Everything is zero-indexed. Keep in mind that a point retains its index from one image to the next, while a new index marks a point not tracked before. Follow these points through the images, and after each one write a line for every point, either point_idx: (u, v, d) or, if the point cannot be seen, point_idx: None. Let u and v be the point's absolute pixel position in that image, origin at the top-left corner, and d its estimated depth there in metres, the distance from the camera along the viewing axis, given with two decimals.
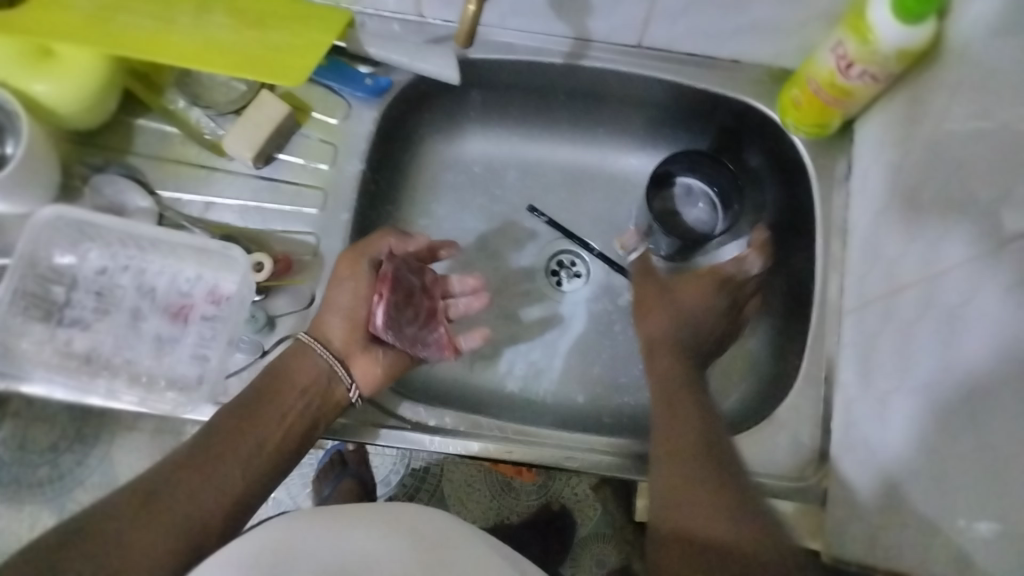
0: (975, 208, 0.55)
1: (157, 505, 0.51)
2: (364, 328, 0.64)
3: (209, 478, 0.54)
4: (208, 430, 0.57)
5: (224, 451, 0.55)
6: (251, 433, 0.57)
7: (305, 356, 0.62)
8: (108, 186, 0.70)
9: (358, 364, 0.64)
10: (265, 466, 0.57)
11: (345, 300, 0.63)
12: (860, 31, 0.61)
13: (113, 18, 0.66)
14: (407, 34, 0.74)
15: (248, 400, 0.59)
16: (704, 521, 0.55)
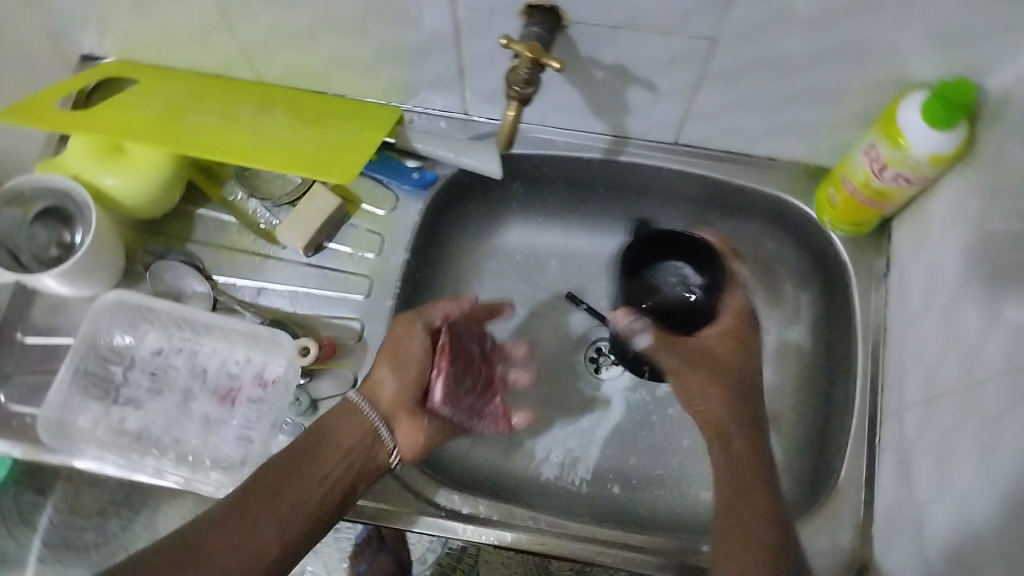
0: (1008, 316, 0.55)
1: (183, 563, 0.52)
2: (413, 395, 0.65)
3: (245, 539, 0.55)
4: (249, 484, 0.57)
5: (256, 510, 0.56)
6: (288, 491, 0.57)
7: (355, 412, 0.63)
8: (167, 272, 0.74)
9: (403, 426, 0.65)
10: (298, 526, 0.57)
11: (401, 362, 0.65)
12: (891, 135, 0.62)
13: (180, 117, 0.71)
14: (452, 130, 0.78)
15: (293, 454, 0.59)
16: None
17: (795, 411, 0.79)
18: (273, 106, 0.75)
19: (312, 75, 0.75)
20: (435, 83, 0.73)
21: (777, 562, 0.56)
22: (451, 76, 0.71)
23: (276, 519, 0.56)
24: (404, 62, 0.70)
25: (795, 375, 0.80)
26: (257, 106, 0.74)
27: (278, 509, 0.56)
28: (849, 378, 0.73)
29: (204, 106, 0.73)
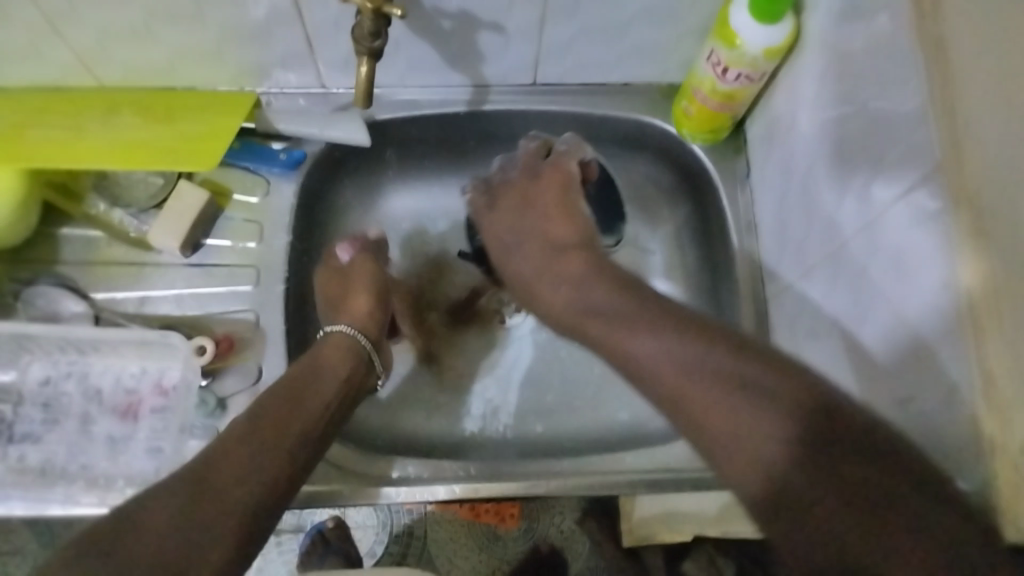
0: (855, 185, 0.60)
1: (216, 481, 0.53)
2: (382, 320, 0.74)
3: (255, 456, 0.55)
4: (256, 411, 0.59)
5: (271, 428, 0.58)
6: (297, 412, 0.60)
7: (344, 339, 0.69)
8: (40, 297, 0.71)
9: (384, 351, 0.74)
10: (307, 442, 0.59)
11: (369, 296, 0.73)
12: (726, 38, 0.66)
13: (24, 134, 0.69)
14: (313, 106, 0.77)
15: (289, 386, 0.61)
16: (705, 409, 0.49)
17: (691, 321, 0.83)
18: (121, 108, 0.72)
19: (156, 71, 0.72)
20: (285, 61, 0.72)
21: (677, 353, 0.52)
22: (301, 51, 0.71)
23: (291, 433, 0.58)
24: (249, 43, 0.69)
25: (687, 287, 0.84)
26: (103, 111, 0.72)
27: (290, 424, 0.59)
28: (734, 277, 0.78)
29: (47, 119, 0.70)
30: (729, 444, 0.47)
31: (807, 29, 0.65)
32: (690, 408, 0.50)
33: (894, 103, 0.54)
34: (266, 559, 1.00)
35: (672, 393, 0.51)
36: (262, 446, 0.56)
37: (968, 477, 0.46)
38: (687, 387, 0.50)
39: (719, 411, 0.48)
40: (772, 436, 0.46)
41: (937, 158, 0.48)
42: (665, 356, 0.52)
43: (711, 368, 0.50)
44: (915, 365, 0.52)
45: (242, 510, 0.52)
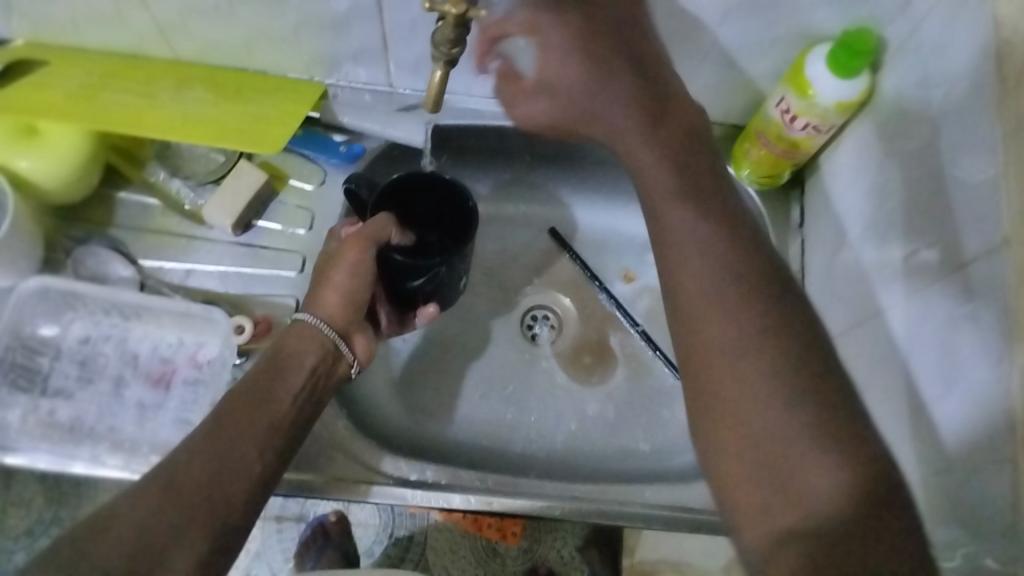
0: (913, 248, 0.59)
1: (183, 488, 0.49)
2: (358, 300, 0.65)
3: (225, 458, 0.52)
4: (217, 413, 0.54)
5: (233, 431, 0.54)
6: (262, 411, 0.56)
7: (306, 329, 0.62)
8: (91, 258, 0.73)
9: (357, 338, 0.66)
10: (275, 440, 0.55)
11: (343, 280, 0.65)
12: (799, 85, 0.66)
13: (97, 96, 0.70)
14: (377, 103, 0.78)
15: (253, 379, 0.58)
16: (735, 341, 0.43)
17: None
18: (191, 84, 0.73)
19: (231, 51, 0.73)
20: (358, 56, 0.73)
21: (730, 308, 0.44)
22: (374, 48, 0.72)
23: (254, 433, 0.54)
24: (325, 35, 0.70)
25: None
26: (175, 83, 0.73)
27: (255, 426, 0.55)
28: None
29: (120, 84, 0.71)
30: (715, 385, 0.43)
31: (881, 87, 0.65)
32: (704, 335, 0.44)
33: (964, 171, 0.53)
34: (265, 546, 1.00)
35: (678, 266, 0.47)
36: (224, 452, 0.52)
37: (1002, 553, 0.46)
38: (700, 293, 0.45)
39: (712, 320, 0.44)
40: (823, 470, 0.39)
41: (1005, 232, 0.48)
42: (708, 278, 0.46)
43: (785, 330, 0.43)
44: (959, 438, 0.51)
45: (210, 516, 0.49)
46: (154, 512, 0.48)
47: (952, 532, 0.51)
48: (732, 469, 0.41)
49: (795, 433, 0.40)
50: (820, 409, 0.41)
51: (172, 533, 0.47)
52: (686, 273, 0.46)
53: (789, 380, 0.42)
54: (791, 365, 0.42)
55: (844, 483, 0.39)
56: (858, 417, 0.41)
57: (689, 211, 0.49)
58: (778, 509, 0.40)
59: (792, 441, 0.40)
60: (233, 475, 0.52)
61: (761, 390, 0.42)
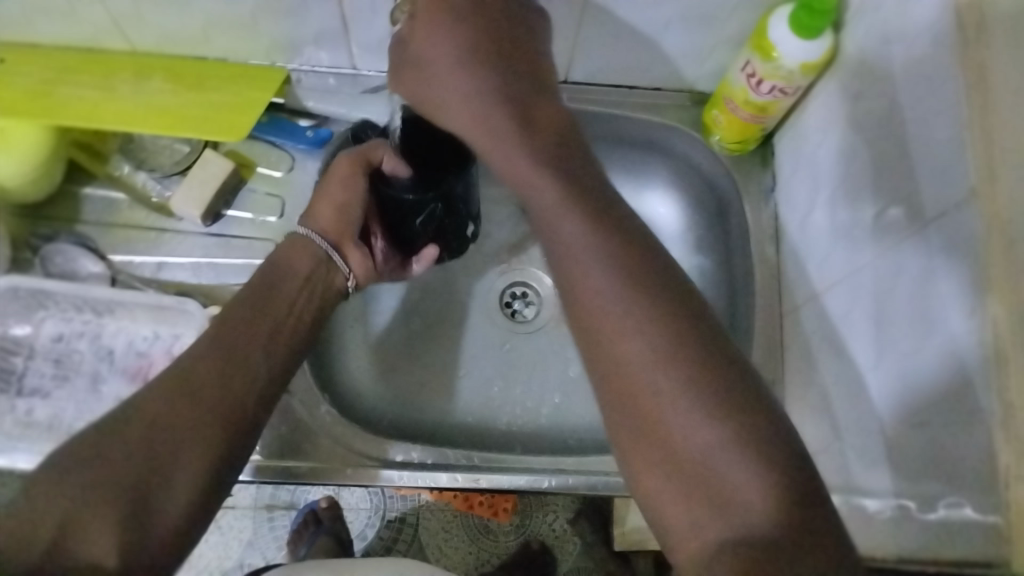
0: (882, 204, 0.60)
1: (193, 399, 0.49)
2: (351, 214, 0.65)
3: (234, 365, 0.52)
4: (219, 324, 0.55)
5: (238, 341, 0.54)
6: (263, 321, 0.56)
7: (301, 241, 0.62)
8: (59, 255, 0.72)
9: (352, 252, 0.65)
10: (277, 350, 0.55)
11: (338, 193, 0.65)
12: (763, 49, 0.66)
13: (54, 90, 0.69)
14: (342, 86, 0.78)
15: (252, 293, 0.58)
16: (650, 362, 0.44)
17: None
18: (151, 75, 0.72)
19: (190, 39, 0.72)
20: (320, 38, 0.72)
21: (639, 333, 0.45)
22: (337, 29, 0.71)
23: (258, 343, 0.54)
24: (286, 19, 0.69)
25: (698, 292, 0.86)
26: (134, 75, 0.72)
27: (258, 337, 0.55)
28: (750, 289, 0.78)
29: (78, 79, 0.70)
30: (636, 408, 0.44)
31: (844, 48, 0.65)
32: (623, 353, 0.45)
33: (929, 127, 0.54)
34: (258, 535, 1.00)
35: (589, 294, 0.47)
36: (229, 361, 0.52)
37: (981, 503, 0.47)
38: (614, 318, 0.46)
39: (629, 335, 0.45)
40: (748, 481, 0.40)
41: (971, 185, 0.48)
42: (622, 304, 0.46)
43: (688, 343, 0.44)
44: (933, 388, 0.52)
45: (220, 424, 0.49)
46: (163, 421, 0.47)
47: (930, 484, 0.52)
48: (656, 487, 0.42)
49: (717, 443, 0.41)
50: (732, 419, 0.42)
51: (182, 441, 0.47)
52: (592, 296, 0.47)
53: (707, 393, 0.42)
54: (708, 384, 0.43)
55: (774, 492, 0.40)
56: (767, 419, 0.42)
57: (581, 221, 0.50)
58: (707, 520, 0.41)
59: (732, 473, 0.41)
60: (243, 381, 0.52)
61: (679, 411, 0.42)
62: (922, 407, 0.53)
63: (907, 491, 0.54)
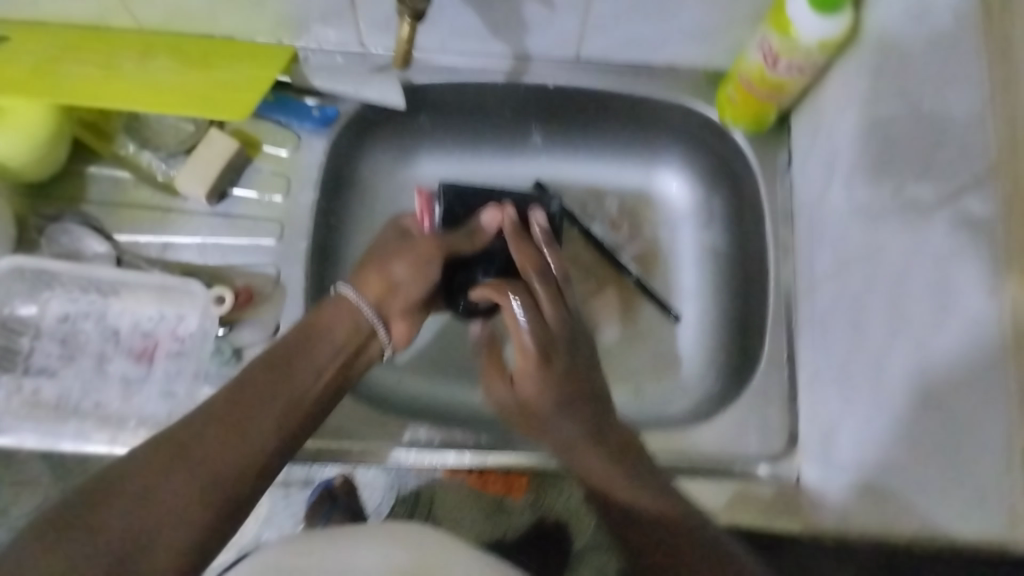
0: (899, 187, 0.58)
1: (179, 455, 0.51)
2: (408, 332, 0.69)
3: (237, 440, 0.53)
4: (236, 384, 0.56)
5: (202, 451, 0.51)
6: (288, 408, 0.57)
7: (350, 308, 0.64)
8: (63, 234, 0.71)
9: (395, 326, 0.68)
10: (287, 430, 0.56)
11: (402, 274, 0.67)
12: (780, 26, 0.64)
13: (59, 68, 0.68)
14: (350, 64, 0.76)
15: (289, 346, 0.60)
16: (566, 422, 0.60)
17: (720, 316, 0.82)
18: (156, 53, 0.71)
19: (196, 17, 0.71)
20: (326, 16, 0.71)
21: (552, 393, 0.60)
22: (342, 8, 0.69)
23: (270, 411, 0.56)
24: None
25: (714, 273, 0.84)
26: (138, 53, 0.71)
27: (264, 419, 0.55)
28: (764, 272, 0.76)
29: (82, 56, 0.69)
30: (580, 452, 0.59)
31: (866, 23, 0.63)
32: (543, 411, 0.61)
33: (948, 107, 0.52)
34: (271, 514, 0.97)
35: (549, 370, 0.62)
36: (180, 458, 0.51)
37: (1002, 488, 0.45)
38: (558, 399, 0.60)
39: (543, 399, 0.61)
40: (619, 484, 0.57)
41: (992, 163, 0.47)
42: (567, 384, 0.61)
43: (591, 395, 0.61)
44: (943, 358, 0.51)
45: (211, 505, 0.50)
46: (139, 494, 0.48)
47: (947, 474, 0.50)
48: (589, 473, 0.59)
49: (593, 454, 0.59)
50: (601, 444, 0.59)
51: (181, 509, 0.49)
52: (545, 415, 0.61)
53: (587, 416, 0.60)
54: (618, 435, 0.60)
55: (643, 494, 0.56)
56: (639, 460, 0.59)
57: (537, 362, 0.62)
58: (604, 488, 0.57)
59: (614, 477, 0.58)
60: (233, 457, 0.52)
61: (599, 450, 0.59)
62: (935, 388, 0.52)
63: (923, 478, 0.53)
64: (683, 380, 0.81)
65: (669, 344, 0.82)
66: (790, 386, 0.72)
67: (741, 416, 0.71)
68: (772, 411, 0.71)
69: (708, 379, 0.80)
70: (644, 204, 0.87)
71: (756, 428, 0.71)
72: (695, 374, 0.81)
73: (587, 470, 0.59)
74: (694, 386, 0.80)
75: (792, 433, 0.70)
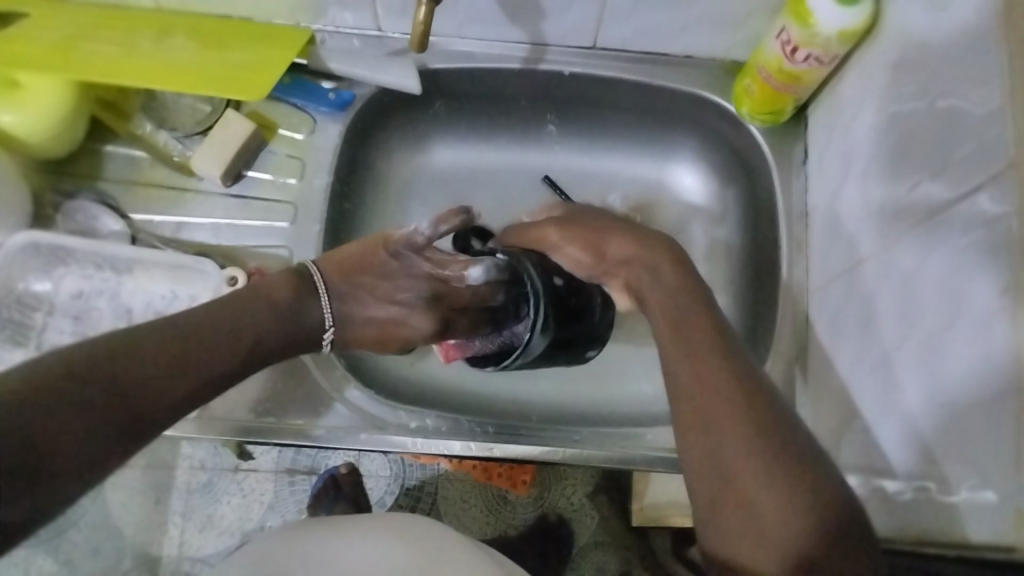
0: (916, 180, 0.58)
1: (120, 381, 0.44)
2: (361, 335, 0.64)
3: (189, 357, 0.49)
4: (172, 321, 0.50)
5: (185, 355, 0.49)
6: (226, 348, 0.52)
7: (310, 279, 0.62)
8: (80, 212, 0.72)
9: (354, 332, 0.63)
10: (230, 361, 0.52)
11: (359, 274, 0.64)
12: (800, 16, 0.63)
13: (77, 46, 0.68)
14: (366, 48, 0.76)
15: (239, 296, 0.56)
16: (721, 426, 0.50)
17: (732, 310, 0.82)
18: (174, 33, 0.71)
19: None
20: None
21: (700, 376, 0.52)
22: None
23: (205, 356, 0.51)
24: None
25: (726, 267, 0.84)
26: (155, 32, 0.71)
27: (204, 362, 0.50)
28: (777, 266, 0.76)
29: (101, 34, 0.70)
30: (740, 462, 0.49)
31: (886, 14, 0.63)
32: (701, 413, 0.51)
33: (967, 101, 0.52)
34: (279, 497, 1.00)
35: (681, 327, 0.56)
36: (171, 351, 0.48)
37: (1009, 486, 0.45)
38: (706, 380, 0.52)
39: (708, 407, 0.51)
40: (780, 522, 0.47)
41: (1009, 156, 0.47)
42: (720, 362, 0.53)
43: (732, 390, 0.51)
44: (953, 353, 0.51)
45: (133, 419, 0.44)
46: (88, 412, 0.42)
47: (951, 469, 0.50)
48: (713, 495, 0.49)
49: (764, 486, 0.48)
50: (760, 459, 0.48)
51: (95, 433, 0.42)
52: (701, 417, 0.51)
53: (751, 419, 0.50)
54: (774, 427, 0.50)
55: (798, 512, 0.47)
56: (799, 462, 0.48)
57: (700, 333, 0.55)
58: (752, 514, 0.47)
59: (769, 491, 0.47)
60: (155, 375, 0.46)
61: (758, 464, 0.48)
62: (946, 386, 0.51)
63: (928, 473, 0.53)
64: None
65: None
66: (800, 381, 0.72)
67: None
68: None
69: None
70: (657, 195, 0.87)
71: None
72: None
73: (733, 510, 0.48)
74: None
75: None
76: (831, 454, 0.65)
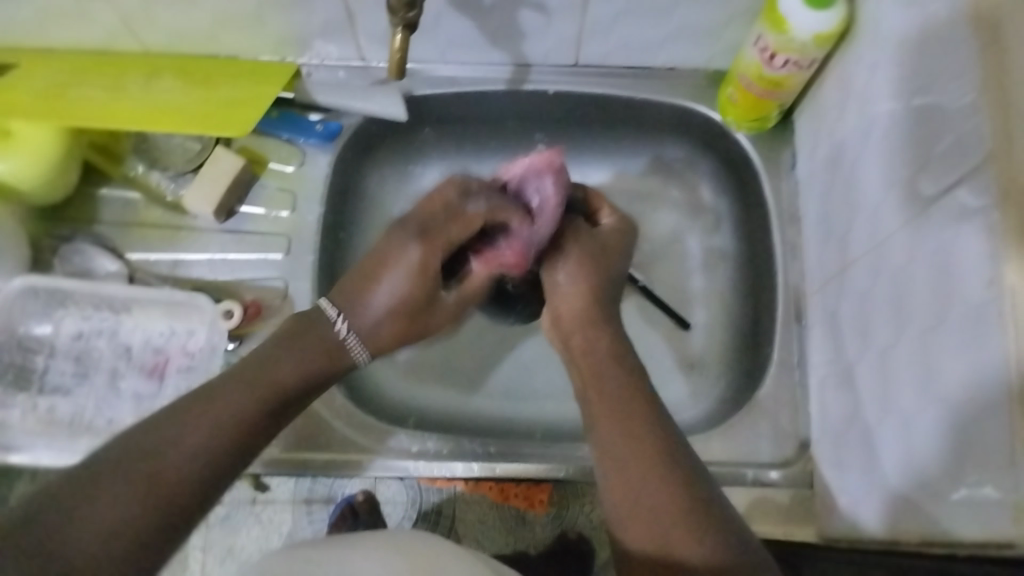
0: (899, 179, 0.57)
1: (123, 463, 0.44)
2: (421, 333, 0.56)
3: (200, 417, 0.47)
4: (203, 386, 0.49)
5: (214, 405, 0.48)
6: (259, 386, 0.50)
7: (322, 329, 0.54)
8: (76, 255, 0.73)
9: (377, 333, 0.54)
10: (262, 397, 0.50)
11: (408, 257, 0.53)
12: (774, 22, 0.64)
13: (67, 92, 0.70)
14: (352, 79, 0.77)
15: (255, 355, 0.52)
16: (626, 454, 0.48)
17: (730, 317, 0.82)
18: (161, 74, 0.73)
19: (199, 38, 0.72)
20: (326, 31, 0.72)
21: (614, 412, 0.50)
22: (340, 23, 0.70)
23: (228, 408, 0.48)
24: (291, 13, 0.69)
25: (722, 275, 0.83)
26: (145, 74, 0.73)
27: (235, 403, 0.49)
28: (773, 271, 0.76)
29: (91, 80, 0.71)
30: (645, 492, 0.47)
31: (861, 14, 0.63)
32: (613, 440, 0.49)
33: (945, 95, 0.51)
34: None
35: (610, 388, 0.52)
36: (200, 402, 0.48)
37: (1002, 483, 0.44)
38: (607, 405, 0.51)
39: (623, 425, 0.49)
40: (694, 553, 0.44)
41: (986, 150, 0.47)
42: (632, 397, 0.51)
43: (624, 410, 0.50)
44: (946, 349, 0.50)
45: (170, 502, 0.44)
46: (121, 505, 0.43)
47: (949, 468, 0.50)
48: (654, 533, 0.45)
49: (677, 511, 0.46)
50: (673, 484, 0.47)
51: (131, 525, 0.43)
52: (615, 447, 0.49)
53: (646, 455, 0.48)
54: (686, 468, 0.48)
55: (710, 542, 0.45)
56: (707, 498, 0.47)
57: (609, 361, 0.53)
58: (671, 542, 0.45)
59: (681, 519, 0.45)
60: (170, 452, 0.45)
61: (664, 486, 0.47)
62: (941, 385, 0.50)
63: (928, 473, 0.52)
64: (696, 383, 0.80)
65: (680, 347, 0.82)
66: (800, 385, 0.71)
67: (751, 420, 0.71)
68: (781, 411, 0.71)
69: (722, 380, 0.80)
70: (652, 208, 0.87)
71: (764, 429, 0.70)
72: (707, 376, 0.80)
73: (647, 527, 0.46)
74: (706, 389, 0.80)
75: (801, 435, 0.70)
76: (834, 456, 0.65)
